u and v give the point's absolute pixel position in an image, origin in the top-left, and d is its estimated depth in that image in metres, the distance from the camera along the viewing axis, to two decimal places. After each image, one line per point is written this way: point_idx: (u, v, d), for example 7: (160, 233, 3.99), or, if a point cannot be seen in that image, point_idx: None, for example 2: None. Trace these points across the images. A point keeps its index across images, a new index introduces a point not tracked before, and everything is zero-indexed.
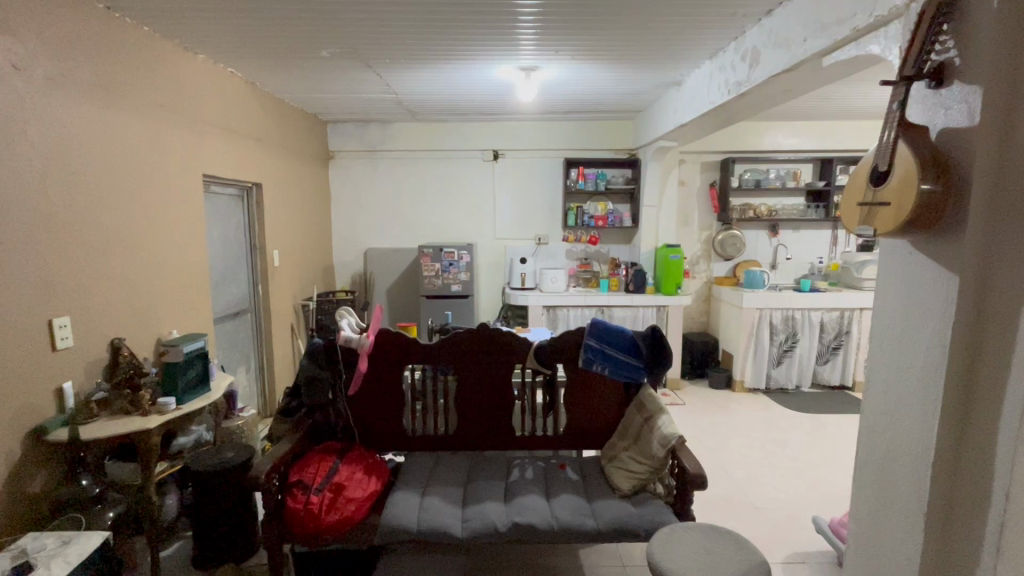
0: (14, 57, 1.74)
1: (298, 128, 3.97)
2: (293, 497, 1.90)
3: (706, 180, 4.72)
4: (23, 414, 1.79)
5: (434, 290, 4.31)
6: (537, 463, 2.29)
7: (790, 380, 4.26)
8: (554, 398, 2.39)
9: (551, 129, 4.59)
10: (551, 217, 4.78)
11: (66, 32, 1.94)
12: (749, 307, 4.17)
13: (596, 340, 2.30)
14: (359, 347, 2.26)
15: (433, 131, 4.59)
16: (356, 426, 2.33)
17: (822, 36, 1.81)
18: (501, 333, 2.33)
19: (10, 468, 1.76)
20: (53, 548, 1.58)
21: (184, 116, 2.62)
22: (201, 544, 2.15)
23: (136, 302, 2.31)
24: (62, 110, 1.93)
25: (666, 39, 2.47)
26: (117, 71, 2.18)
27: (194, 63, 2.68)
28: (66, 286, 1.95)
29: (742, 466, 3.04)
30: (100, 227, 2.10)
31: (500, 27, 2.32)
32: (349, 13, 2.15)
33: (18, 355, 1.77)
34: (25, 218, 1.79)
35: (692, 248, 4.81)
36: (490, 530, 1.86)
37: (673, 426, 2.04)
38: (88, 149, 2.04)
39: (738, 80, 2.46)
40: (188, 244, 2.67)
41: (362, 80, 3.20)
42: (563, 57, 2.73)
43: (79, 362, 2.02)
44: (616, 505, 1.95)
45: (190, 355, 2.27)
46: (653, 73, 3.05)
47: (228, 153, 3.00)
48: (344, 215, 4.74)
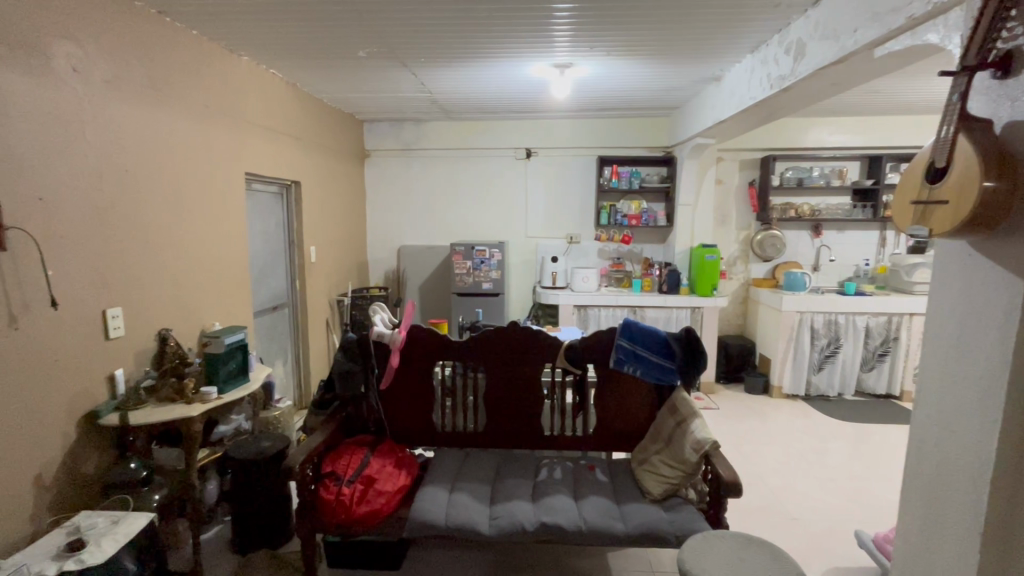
0: (74, 61, 1.84)
1: (335, 127, 4.06)
2: (326, 488, 1.95)
3: (745, 179, 4.57)
4: (79, 398, 1.91)
5: (465, 287, 4.33)
6: (566, 463, 2.27)
7: (833, 387, 4.08)
8: (584, 398, 2.35)
9: (585, 127, 4.55)
10: (583, 216, 4.73)
11: (122, 37, 2.04)
12: (789, 310, 4.01)
13: (628, 341, 2.25)
14: (392, 343, 2.30)
15: (466, 129, 4.62)
16: (387, 420, 2.36)
17: (874, 25, 1.72)
18: (531, 332, 2.31)
19: (67, 450, 1.87)
20: (103, 526, 1.67)
21: (229, 115, 2.72)
22: (239, 530, 2.23)
23: (182, 295, 2.41)
24: (117, 111, 2.03)
25: (705, 32, 2.39)
26: (166, 73, 2.28)
27: (238, 65, 2.78)
28: (118, 278, 2.05)
29: (779, 474, 2.93)
30: (150, 222, 2.20)
31: (534, 25, 2.31)
32: (385, 12, 2.18)
33: (74, 343, 1.88)
34: (82, 213, 1.89)
35: (730, 249, 4.67)
36: (517, 529, 1.85)
37: (707, 431, 1.99)
38: (140, 147, 2.14)
39: (781, 74, 2.36)
40: (231, 239, 2.77)
41: (398, 79, 3.25)
42: (597, 53, 2.69)
43: (129, 352, 2.12)
44: (645, 509, 1.92)
45: (230, 347, 2.35)
46: (691, 68, 2.97)
47: (269, 153, 3.10)
48: (378, 213, 4.82)
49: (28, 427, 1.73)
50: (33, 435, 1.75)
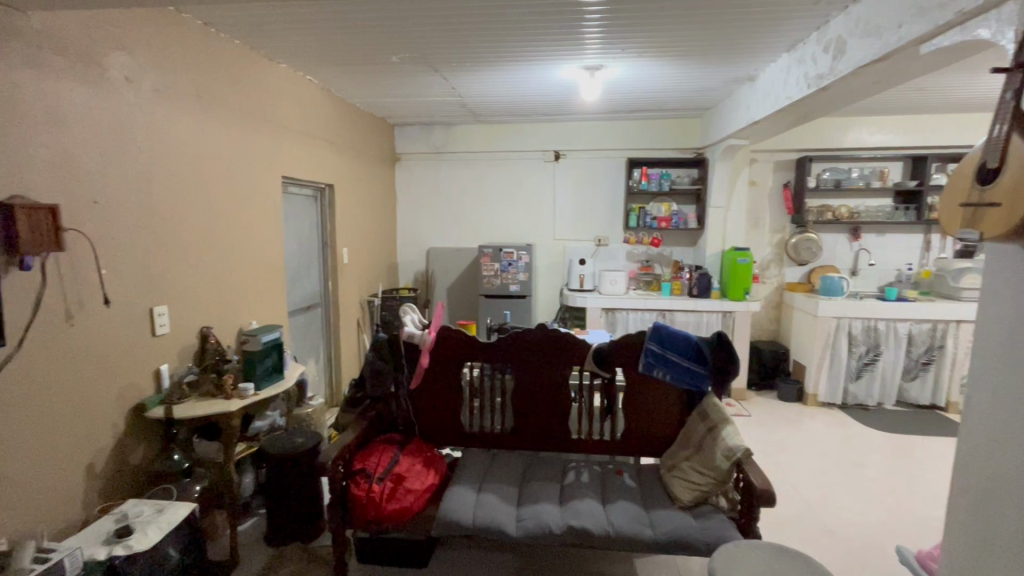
0: (126, 71, 1.94)
1: (368, 131, 4.15)
2: (357, 485, 1.99)
3: (780, 180, 4.46)
4: (128, 391, 2.00)
5: (493, 289, 4.36)
6: (593, 467, 2.26)
7: (872, 396, 3.94)
8: (612, 402, 2.33)
9: (614, 129, 4.52)
10: (612, 218, 4.69)
11: (169, 48, 2.14)
12: (826, 315, 3.89)
13: (657, 345, 2.23)
14: (422, 343, 2.36)
15: (495, 132, 4.65)
16: (416, 419, 2.39)
17: (920, 21, 1.66)
18: (559, 335, 2.31)
19: (116, 440, 1.97)
20: (149, 514, 1.74)
21: (268, 121, 2.81)
22: (274, 523, 2.29)
23: (222, 294, 2.50)
24: (165, 118, 2.13)
25: (739, 32, 2.36)
26: (211, 81, 2.38)
27: (277, 72, 2.87)
28: (165, 276, 2.15)
29: (814, 485, 2.84)
30: (194, 224, 2.30)
31: (565, 27, 2.31)
32: (418, 19, 2.22)
33: (123, 339, 1.97)
34: (132, 215, 1.98)
35: (763, 252, 4.56)
36: (545, 531, 1.85)
37: (739, 438, 1.95)
38: (186, 152, 2.24)
39: (820, 73, 2.29)
40: (268, 241, 2.86)
41: (430, 84, 3.30)
42: (628, 55, 2.68)
43: (173, 348, 2.22)
44: (675, 516, 1.89)
45: (267, 345, 2.43)
46: (723, 68, 2.92)
47: (305, 157, 3.20)
48: (408, 215, 4.90)
49: (83, 417, 1.83)
50: (87, 425, 1.84)
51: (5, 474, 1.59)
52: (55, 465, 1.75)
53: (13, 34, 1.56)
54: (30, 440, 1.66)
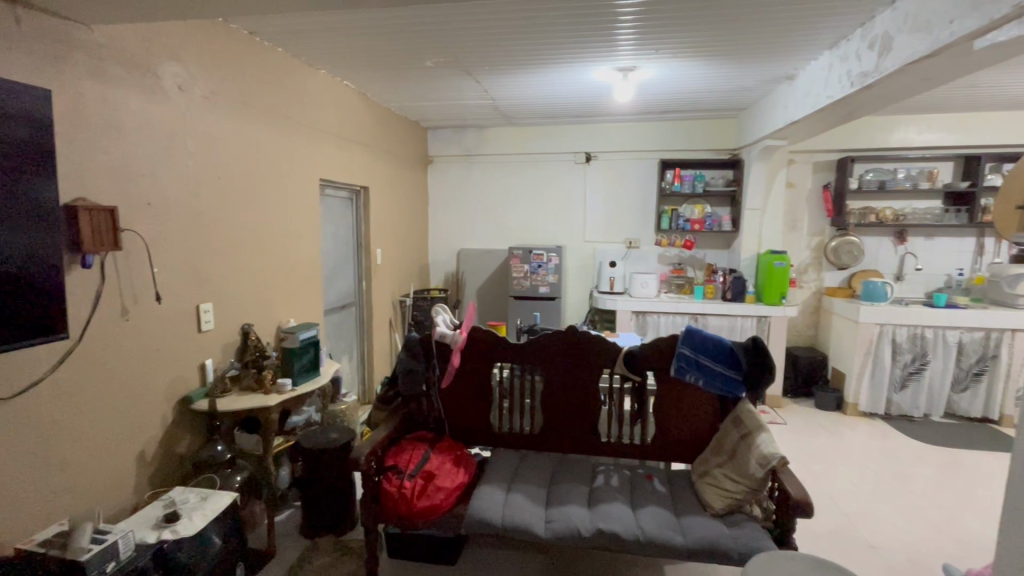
0: (179, 79, 2.05)
1: (402, 134, 4.23)
2: (389, 481, 2.03)
3: (820, 181, 4.32)
4: (176, 384, 2.10)
5: (523, 290, 4.37)
6: (623, 471, 2.24)
7: (917, 407, 3.77)
8: (643, 406, 2.31)
9: (647, 130, 4.47)
10: (643, 220, 4.64)
11: (218, 56, 2.24)
12: (867, 321, 3.74)
13: (690, 349, 2.19)
14: (454, 343, 2.39)
15: (527, 134, 4.67)
16: (447, 418, 2.43)
17: (974, 15, 1.59)
18: (591, 337, 2.30)
19: (165, 430, 2.07)
20: (194, 501, 1.83)
21: (308, 125, 2.91)
22: (309, 514, 2.37)
23: (263, 292, 2.60)
24: (213, 124, 2.23)
25: (778, 29, 2.30)
26: (256, 88, 2.48)
27: (316, 78, 2.96)
28: (210, 275, 2.25)
29: (854, 498, 2.74)
30: (238, 225, 2.40)
31: (599, 29, 2.31)
32: (453, 24, 2.25)
33: (173, 334, 2.08)
34: (182, 216, 2.09)
35: (801, 255, 4.41)
36: (573, 533, 1.85)
37: (775, 446, 1.90)
38: (231, 156, 2.34)
39: (864, 70, 2.22)
40: (306, 242, 2.95)
41: (463, 87, 3.35)
42: (662, 55, 2.66)
43: (217, 344, 2.31)
44: (706, 523, 1.86)
45: (305, 342, 2.51)
46: (761, 67, 2.86)
47: (342, 159, 3.28)
48: (439, 217, 4.96)
49: (135, 407, 1.93)
50: (138, 415, 1.95)
51: (66, 459, 1.70)
52: (110, 452, 1.85)
53: (77, 47, 1.66)
54: (88, 428, 1.76)
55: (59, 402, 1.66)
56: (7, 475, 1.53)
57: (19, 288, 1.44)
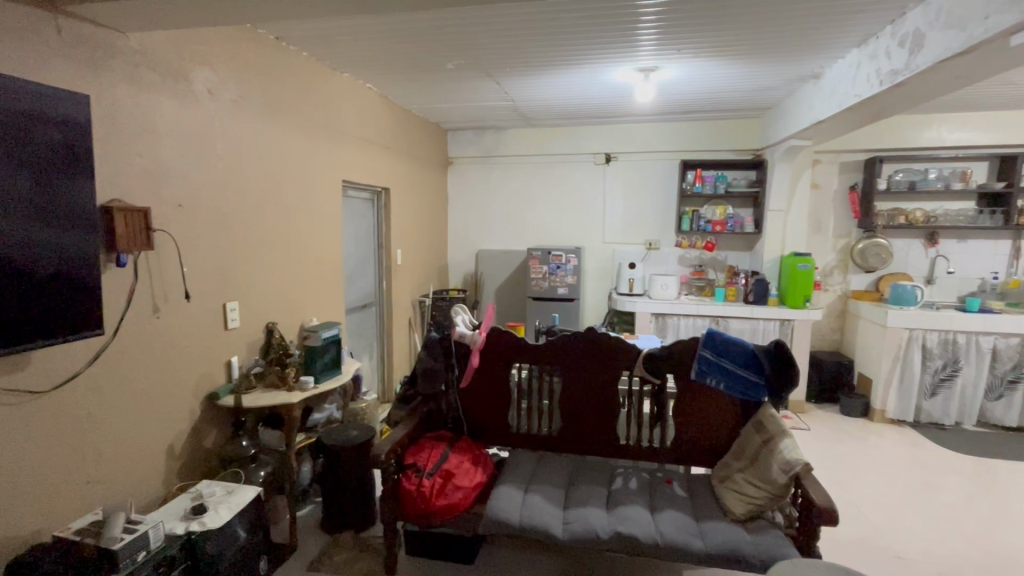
0: (209, 83, 2.11)
1: (422, 136, 4.27)
2: (408, 479, 2.06)
3: (846, 182, 4.22)
4: (203, 381, 2.16)
5: (541, 292, 4.37)
6: (641, 474, 2.22)
7: (948, 415, 3.65)
8: (662, 409, 2.29)
9: (667, 130, 4.43)
10: (663, 222, 4.60)
11: (246, 61, 2.30)
12: (895, 327, 3.64)
13: (711, 352, 2.17)
14: (473, 343, 2.41)
15: (546, 135, 4.67)
16: (466, 418, 2.44)
17: (1011, 10, 1.54)
18: (610, 339, 2.29)
19: (192, 425, 2.13)
20: (220, 494, 1.88)
21: (331, 128, 2.96)
22: (329, 511, 2.41)
23: (286, 291, 2.65)
24: (240, 127, 2.28)
25: (803, 27, 2.26)
26: (282, 91, 2.53)
27: (340, 81, 3.01)
28: (237, 274, 2.31)
29: (880, 507, 2.67)
30: (263, 225, 2.45)
31: (620, 29, 2.30)
32: (475, 26, 2.27)
33: (201, 331, 2.14)
34: (210, 216, 2.15)
35: (827, 258, 4.31)
36: (591, 535, 1.85)
37: (798, 451, 1.87)
38: (258, 158, 2.40)
39: (893, 68, 2.17)
40: (328, 242, 3.00)
41: (484, 89, 3.37)
42: (684, 55, 2.63)
43: (243, 341, 2.37)
44: (726, 528, 1.84)
45: (327, 341, 2.55)
46: (786, 66, 2.81)
47: (364, 161, 3.33)
48: (458, 218, 4.99)
49: (165, 402, 1.99)
50: (168, 410, 2.01)
51: (101, 450, 1.76)
52: (141, 445, 1.91)
53: (114, 53, 1.73)
54: (121, 421, 1.83)
55: (94, 396, 1.72)
56: (45, 465, 1.59)
57: (58, 285, 1.50)
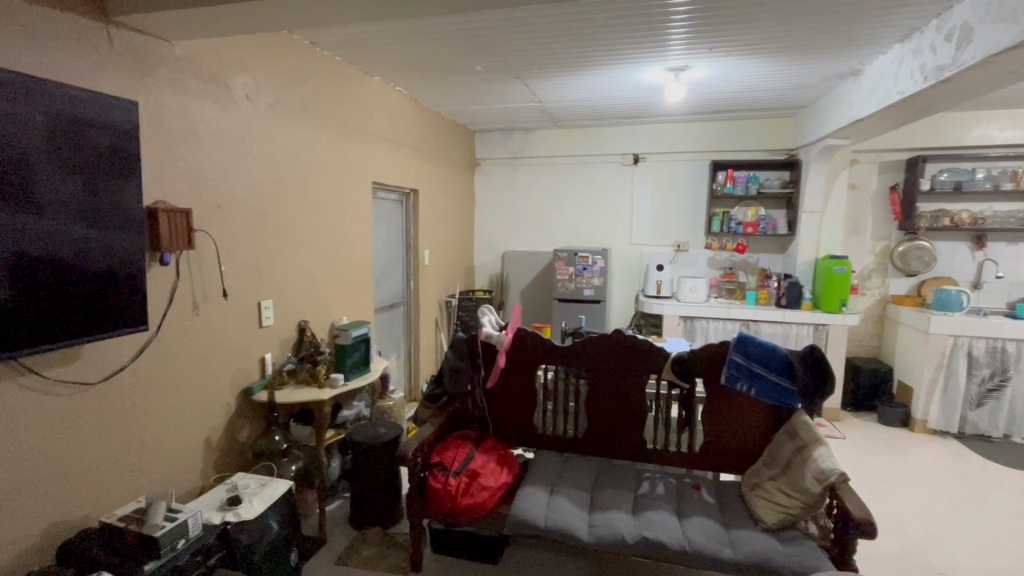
0: (247, 89, 2.18)
1: (450, 138, 4.31)
2: (434, 477, 2.08)
3: (886, 182, 4.07)
4: (238, 377, 2.23)
5: (567, 293, 4.36)
6: (669, 479, 2.19)
7: (996, 427, 3.48)
8: (691, 414, 2.25)
9: (697, 130, 4.36)
10: (693, 223, 4.52)
11: (282, 66, 2.36)
12: (939, 333, 3.49)
13: (742, 357, 2.12)
14: (500, 344, 2.41)
15: (574, 136, 4.66)
16: (491, 419, 2.45)
17: None
18: (638, 342, 2.27)
19: (228, 419, 2.20)
20: (254, 486, 1.94)
21: (362, 130, 3.02)
22: (357, 506, 2.45)
23: (318, 291, 2.71)
24: (276, 130, 2.35)
25: (842, 24, 2.19)
26: (315, 95, 2.60)
27: (371, 85, 3.07)
28: (271, 273, 2.38)
29: (921, 521, 2.57)
30: (296, 225, 2.52)
31: (650, 29, 2.28)
32: (504, 29, 2.29)
33: (237, 329, 2.21)
34: (247, 218, 2.22)
35: (864, 261, 4.17)
36: (617, 540, 1.83)
37: (834, 461, 1.81)
38: (292, 161, 2.46)
39: (939, 64, 2.08)
40: (359, 242, 3.06)
41: (512, 91, 3.38)
42: (716, 54, 2.59)
43: (276, 339, 2.44)
44: (757, 537, 1.79)
45: (356, 340, 2.60)
46: (823, 63, 2.73)
47: (394, 163, 3.39)
48: (485, 219, 5.02)
49: (203, 396, 2.06)
50: (206, 404, 2.08)
51: (144, 441, 1.84)
52: (181, 437, 1.99)
53: (159, 61, 1.81)
54: (163, 414, 1.91)
55: (138, 389, 1.80)
56: (94, 454, 1.67)
57: (105, 284, 1.57)
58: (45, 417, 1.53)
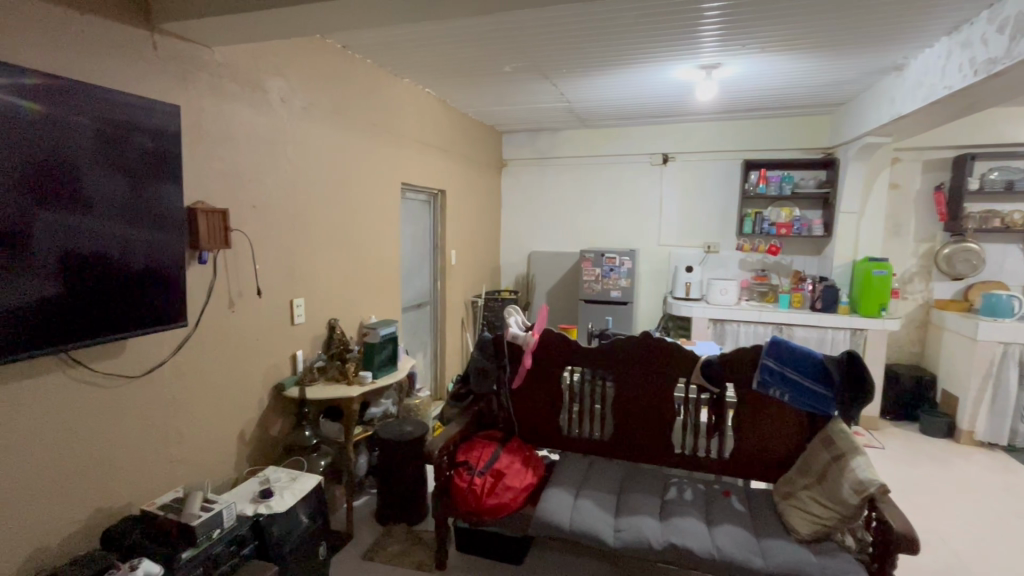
0: (282, 93, 2.24)
1: (478, 139, 4.33)
2: (459, 476, 2.09)
3: (931, 182, 3.89)
4: (271, 372, 2.29)
5: (594, 294, 4.32)
6: (697, 485, 2.14)
7: None
8: (721, 419, 2.19)
9: (730, 129, 4.27)
10: (724, 224, 4.42)
11: (315, 70, 2.42)
12: (987, 340, 3.31)
13: (776, 360, 2.06)
14: (526, 344, 2.41)
15: (602, 136, 4.62)
16: (517, 419, 2.44)
17: None
18: (665, 344, 2.23)
19: (261, 414, 2.26)
20: (285, 480, 1.98)
21: (392, 132, 3.06)
22: (384, 502, 2.48)
23: (348, 289, 2.76)
24: (309, 133, 2.41)
25: (885, 16, 2.11)
26: (347, 98, 2.65)
27: (400, 87, 3.12)
28: (303, 272, 2.43)
29: (967, 536, 2.44)
30: (328, 225, 2.57)
31: (682, 26, 2.24)
32: (533, 29, 2.28)
33: (271, 326, 2.27)
34: (281, 218, 2.28)
35: (906, 263, 3.99)
36: (644, 545, 1.80)
37: (873, 471, 1.74)
38: (324, 163, 2.52)
39: (991, 57, 1.98)
40: (388, 242, 3.11)
41: (540, 91, 3.37)
42: (749, 51, 2.52)
43: (307, 336, 2.50)
44: (790, 549, 1.74)
45: (385, 338, 2.64)
46: (864, 58, 2.63)
47: (423, 164, 3.42)
48: (511, 219, 5.02)
49: (237, 391, 2.13)
50: (240, 399, 2.15)
51: (182, 433, 1.91)
52: (216, 430, 2.05)
53: (200, 66, 1.87)
54: (200, 407, 1.97)
55: (176, 382, 1.86)
56: (135, 444, 1.74)
57: (148, 281, 1.63)
58: (90, 407, 1.60)
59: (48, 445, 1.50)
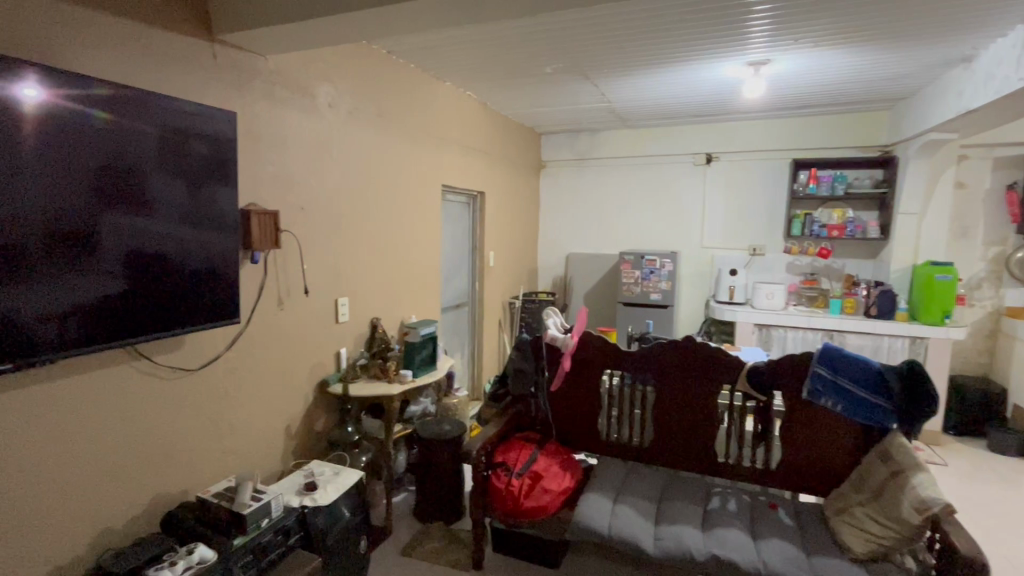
0: (331, 98, 2.32)
1: (517, 140, 4.34)
2: (497, 477, 2.10)
3: (1001, 181, 3.63)
4: (317, 369, 2.37)
5: (633, 297, 4.25)
6: (742, 496, 2.06)
7: None
8: (768, 428, 2.11)
9: (778, 128, 4.11)
10: (771, 225, 4.26)
11: (362, 75, 2.49)
12: None
13: (828, 369, 1.97)
14: (564, 346, 2.39)
15: (643, 137, 4.54)
16: (555, 422, 2.43)
17: None
18: (710, 349, 2.16)
19: (306, 409, 2.34)
20: (329, 475, 2.04)
21: (434, 134, 3.12)
22: (422, 499, 2.52)
23: (390, 289, 2.83)
24: (356, 136, 2.48)
25: (952, 5, 1.98)
26: (391, 102, 2.71)
27: (443, 91, 3.16)
28: (348, 272, 2.50)
29: None
30: (371, 226, 2.64)
31: (728, 23, 2.18)
32: (576, 29, 2.27)
33: (317, 324, 2.34)
34: (328, 219, 2.35)
35: (974, 268, 3.74)
36: (685, 556, 1.75)
37: (936, 489, 1.64)
38: (369, 165, 2.59)
39: None
40: (429, 243, 3.16)
41: (581, 92, 3.34)
42: (800, 46, 2.43)
43: (351, 335, 2.56)
44: (843, 567, 1.65)
45: (425, 337, 2.67)
46: (926, 50, 2.48)
47: (463, 166, 3.46)
48: (550, 221, 5.00)
49: (285, 386, 2.21)
50: (287, 393, 2.23)
51: (235, 425, 2.00)
52: (265, 423, 2.13)
53: (255, 74, 1.96)
54: (251, 400, 2.06)
55: (230, 376, 1.95)
56: (193, 434, 1.84)
57: (204, 280, 1.71)
58: (153, 398, 1.70)
59: (115, 432, 1.60)
